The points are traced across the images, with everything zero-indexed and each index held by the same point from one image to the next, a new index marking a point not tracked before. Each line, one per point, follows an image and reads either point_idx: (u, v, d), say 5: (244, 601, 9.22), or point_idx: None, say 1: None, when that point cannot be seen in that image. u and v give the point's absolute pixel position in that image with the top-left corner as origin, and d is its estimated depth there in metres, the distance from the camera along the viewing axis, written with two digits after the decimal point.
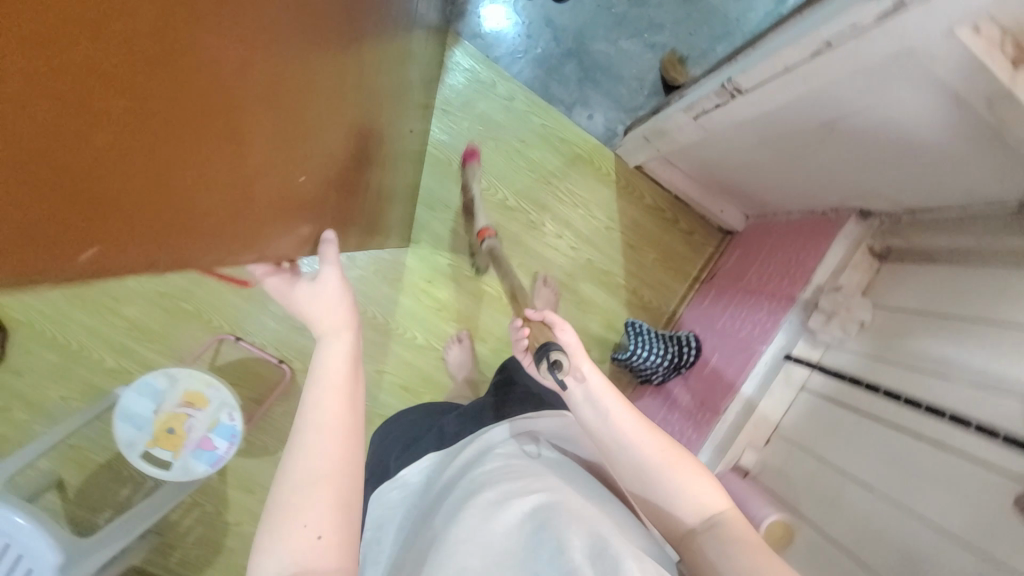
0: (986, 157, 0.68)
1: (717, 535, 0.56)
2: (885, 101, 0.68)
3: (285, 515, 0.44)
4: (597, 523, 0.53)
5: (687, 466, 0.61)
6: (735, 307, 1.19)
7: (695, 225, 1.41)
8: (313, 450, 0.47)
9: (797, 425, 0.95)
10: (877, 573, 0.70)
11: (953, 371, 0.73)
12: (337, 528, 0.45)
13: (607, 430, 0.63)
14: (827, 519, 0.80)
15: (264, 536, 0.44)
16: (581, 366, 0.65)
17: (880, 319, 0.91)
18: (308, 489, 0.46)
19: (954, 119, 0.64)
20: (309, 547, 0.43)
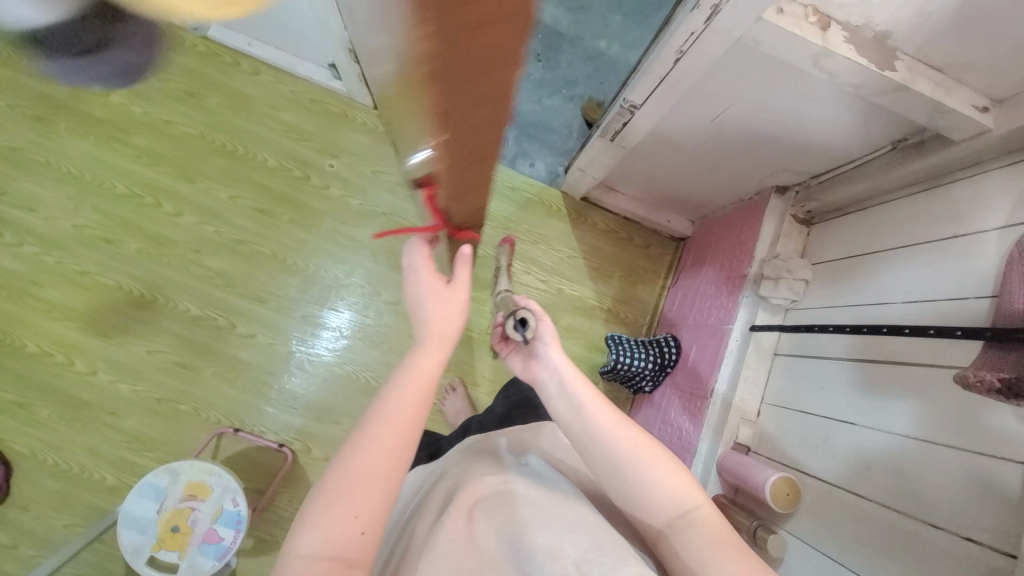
0: (851, 107, 0.78)
1: (688, 531, 0.59)
2: (746, 83, 0.80)
3: (329, 508, 0.46)
4: (575, 525, 0.57)
5: (662, 461, 0.62)
6: (700, 299, 1.24)
7: (649, 240, 1.49)
8: (369, 446, 0.49)
9: (777, 388, 0.97)
10: (876, 502, 0.70)
11: (890, 296, 0.79)
12: (376, 528, 0.47)
13: (582, 425, 0.64)
14: (824, 466, 0.80)
15: (307, 517, 0.46)
16: (552, 356, 0.70)
17: (820, 273, 0.97)
18: (355, 485, 0.47)
19: (805, 81, 0.74)
20: (351, 539, 0.45)
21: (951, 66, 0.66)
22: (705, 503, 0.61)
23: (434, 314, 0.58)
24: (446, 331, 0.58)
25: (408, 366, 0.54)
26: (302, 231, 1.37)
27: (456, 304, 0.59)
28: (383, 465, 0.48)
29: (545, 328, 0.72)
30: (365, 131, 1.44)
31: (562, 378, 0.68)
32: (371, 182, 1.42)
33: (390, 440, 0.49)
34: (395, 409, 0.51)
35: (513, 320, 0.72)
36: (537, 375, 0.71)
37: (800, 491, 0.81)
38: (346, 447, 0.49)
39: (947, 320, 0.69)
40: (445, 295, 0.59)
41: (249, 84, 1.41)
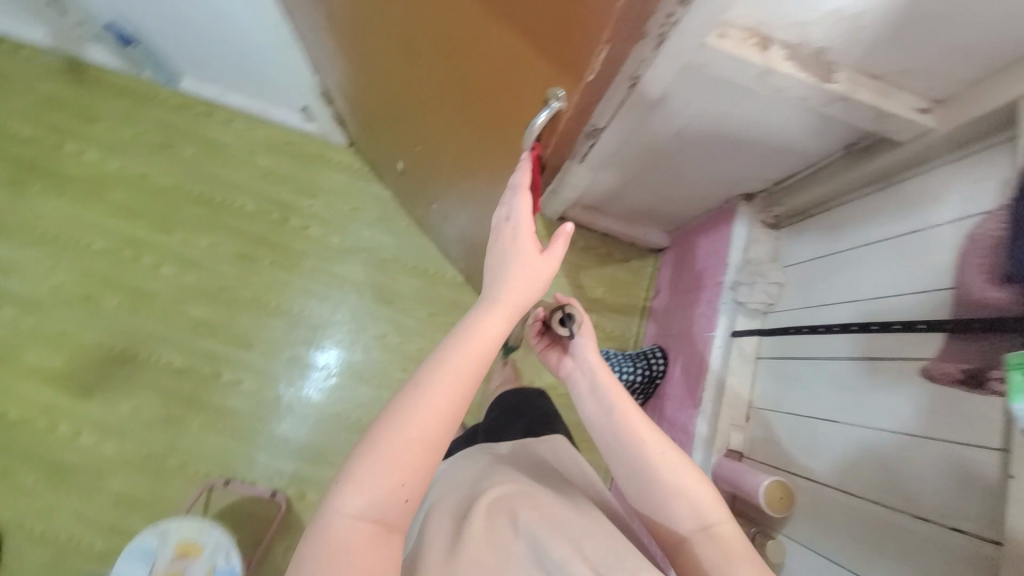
0: (802, 118, 0.81)
1: (708, 540, 0.59)
2: (702, 101, 0.83)
3: (375, 470, 0.46)
4: (595, 532, 0.59)
5: (688, 474, 0.63)
6: (682, 308, 1.27)
7: (629, 255, 1.52)
8: (423, 411, 0.48)
9: (764, 391, 0.98)
10: (866, 499, 0.71)
11: (858, 292, 0.82)
12: (417, 497, 0.48)
13: (610, 424, 0.67)
14: (815, 468, 0.80)
15: (351, 473, 0.47)
16: (587, 357, 0.73)
17: (793, 275, 1.00)
18: (404, 450, 0.47)
19: (755, 95, 0.78)
20: (394, 504, 0.46)
21: (889, 74, 0.69)
22: (728, 520, 0.61)
23: (512, 279, 0.56)
24: (518, 302, 0.55)
25: (470, 334, 0.52)
26: (284, 274, 1.37)
27: (539, 276, 0.56)
28: (433, 431, 0.48)
29: (586, 334, 0.74)
30: (341, 169, 1.45)
31: (594, 377, 0.71)
32: (351, 220, 1.43)
33: (444, 407, 0.49)
34: (447, 382, 0.50)
35: (559, 314, 0.75)
36: (570, 372, 0.75)
37: (794, 494, 0.82)
38: (392, 410, 0.49)
39: (914, 316, 0.71)
40: (533, 262, 0.56)
41: (222, 132, 1.42)
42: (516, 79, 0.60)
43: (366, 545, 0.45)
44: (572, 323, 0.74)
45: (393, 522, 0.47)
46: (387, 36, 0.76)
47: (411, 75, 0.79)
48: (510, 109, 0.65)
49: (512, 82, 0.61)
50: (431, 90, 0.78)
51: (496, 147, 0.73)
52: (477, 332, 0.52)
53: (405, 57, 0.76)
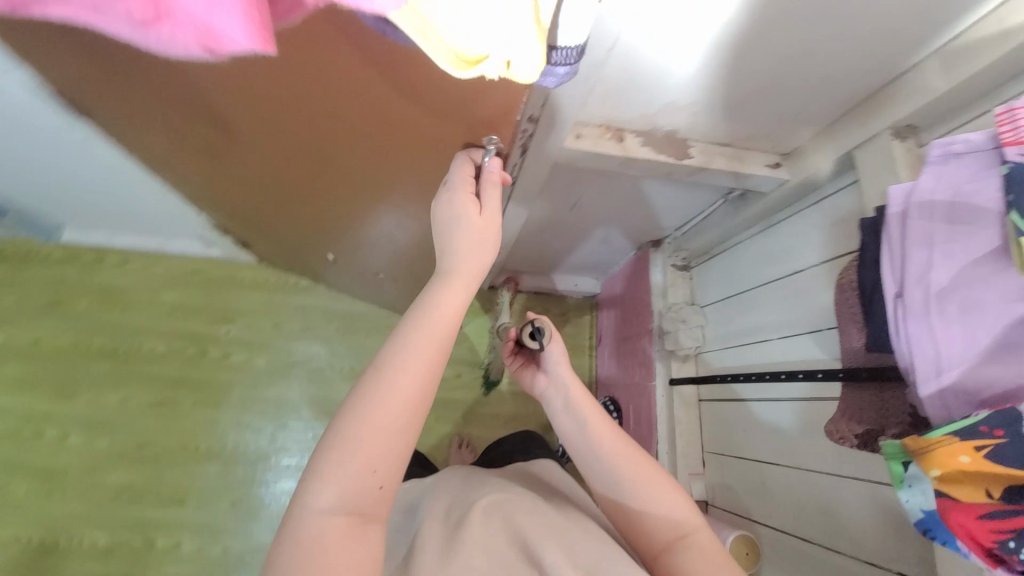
0: (679, 183, 0.86)
1: (690, 552, 0.55)
2: (583, 179, 0.87)
3: (346, 460, 0.41)
4: (580, 542, 0.56)
5: (661, 482, 0.60)
6: (623, 357, 1.28)
7: (565, 307, 1.52)
8: (389, 392, 0.43)
9: (711, 435, 0.99)
10: (821, 546, 0.72)
11: (767, 332, 0.85)
12: (393, 485, 0.43)
13: (584, 439, 0.64)
14: (770, 514, 0.82)
15: (316, 467, 0.41)
16: (561, 373, 0.69)
17: (710, 315, 1.04)
18: (374, 436, 0.42)
19: (628, 174, 0.82)
20: (370, 496, 0.42)
21: (739, 141, 0.74)
22: (704, 526, 0.58)
23: (466, 246, 0.50)
24: (473, 269, 0.50)
25: (429, 306, 0.47)
26: (211, 412, 1.28)
27: (488, 245, 0.51)
28: (405, 418, 0.43)
29: (556, 350, 0.70)
30: (255, 287, 1.38)
31: (567, 393, 0.67)
32: (275, 338, 1.36)
33: (413, 388, 0.44)
34: (415, 357, 0.44)
35: (530, 329, 0.71)
36: (544, 391, 0.71)
37: (758, 545, 0.82)
38: (356, 394, 0.43)
39: (824, 362, 0.73)
40: (478, 225, 0.50)
41: (118, 276, 1.32)
42: (408, 122, 0.57)
43: (343, 541, 0.40)
44: (542, 337, 0.70)
45: (371, 513, 0.43)
46: (263, 145, 0.66)
47: (305, 165, 0.71)
48: (440, 142, 0.62)
49: (430, 124, 0.58)
50: (320, 170, 0.71)
51: (395, 173, 0.70)
52: (436, 304, 0.47)
53: (292, 155, 0.67)
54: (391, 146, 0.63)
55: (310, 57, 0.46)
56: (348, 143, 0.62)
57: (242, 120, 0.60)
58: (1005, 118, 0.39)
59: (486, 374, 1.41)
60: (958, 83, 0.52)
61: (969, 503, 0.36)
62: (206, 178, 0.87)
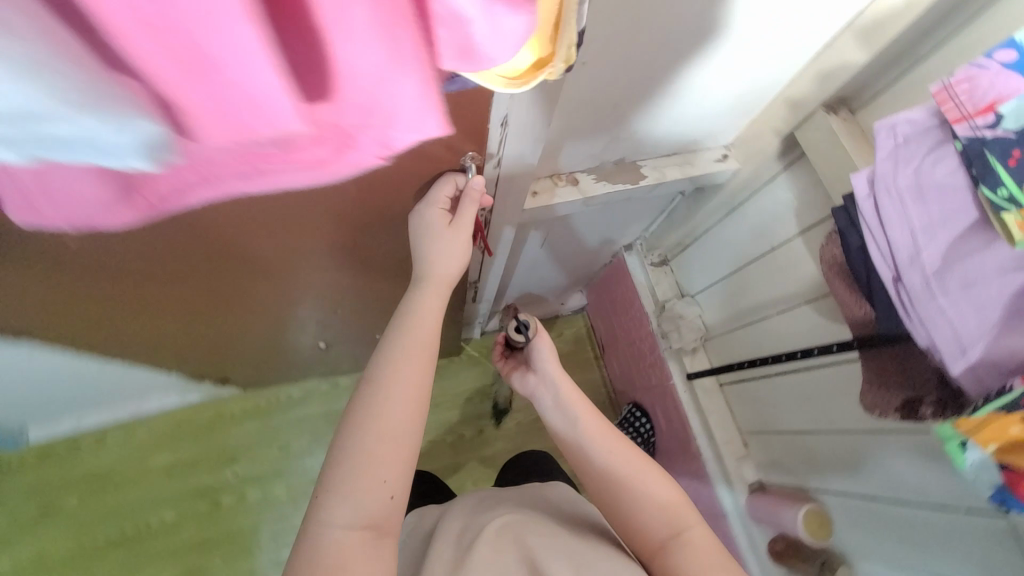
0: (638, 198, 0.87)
1: (686, 546, 0.54)
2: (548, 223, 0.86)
3: (353, 471, 0.47)
4: (593, 564, 0.53)
5: (653, 475, 0.59)
6: (631, 362, 1.28)
7: (560, 328, 1.50)
8: (382, 407, 0.50)
9: (744, 415, 1.00)
10: (888, 500, 0.73)
11: (766, 309, 0.87)
12: (402, 491, 0.49)
13: (577, 438, 0.63)
14: (827, 479, 0.83)
15: (328, 481, 0.48)
16: (548, 370, 0.69)
17: (704, 302, 1.05)
18: (376, 445, 0.48)
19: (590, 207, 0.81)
20: (383, 506, 0.47)
21: (683, 148, 0.75)
22: (698, 523, 0.56)
23: (439, 258, 0.57)
24: (446, 276, 0.58)
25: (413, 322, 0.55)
26: (244, 562, 1.21)
27: (458, 248, 0.57)
28: (403, 429, 0.50)
29: (543, 344, 0.69)
30: (248, 417, 1.31)
31: (557, 390, 0.67)
32: (286, 462, 1.30)
33: (404, 400, 0.51)
34: (400, 371, 0.52)
35: (516, 323, 0.71)
36: (534, 389, 0.70)
37: (827, 514, 0.84)
38: (353, 412, 0.50)
39: (832, 329, 0.74)
40: (450, 239, 0.57)
41: (101, 457, 1.22)
42: (356, 215, 0.57)
43: (361, 553, 0.46)
44: (527, 331, 0.70)
45: (385, 524, 0.48)
46: (241, 281, 0.65)
47: (265, 286, 0.70)
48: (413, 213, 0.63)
49: (397, 199, 0.57)
50: (270, 285, 0.70)
51: (357, 254, 0.70)
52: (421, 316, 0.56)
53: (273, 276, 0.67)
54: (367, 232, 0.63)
55: (289, 201, 0.46)
56: (301, 250, 0.61)
57: (219, 266, 0.59)
58: (943, 94, 0.41)
59: (495, 404, 1.40)
60: (876, 53, 0.54)
61: None
62: (184, 341, 0.83)
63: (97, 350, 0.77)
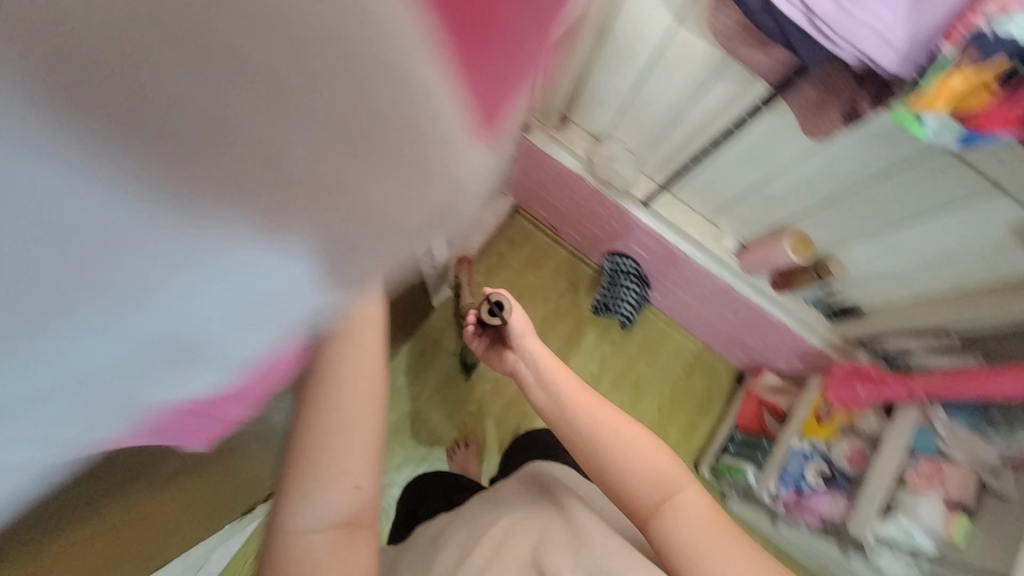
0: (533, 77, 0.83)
1: (677, 516, 0.54)
2: None
3: (309, 476, 0.44)
4: (608, 566, 0.53)
5: (644, 440, 0.59)
6: (586, 223, 1.32)
7: (509, 236, 1.49)
8: (334, 404, 0.42)
9: (702, 201, 1.11)
10: (849, 187, 0.87)
11: (683, 107, 0.91)
12: (370, 482, 0.46)
13: (567, 405, 0.61)
14: (793, 204, 0.97)
15: (286, 494, 0.44)
16: (526, 346, 0.69)
17: (622, 134, 1.08)
18: (327, 441, 0.43)
19: None
20: (349, 494, 0.45)
21: None
22: (690, 483, 0.56)
23: None
24: None
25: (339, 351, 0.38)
26: None
27: None
28: (366, 412, 0.43)
29: (519, 322, 0.70)
30: None
31: (537, 364, 0.67)
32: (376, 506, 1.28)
33: (361, 389, 0.42)
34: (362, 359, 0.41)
35: (490, 303, 0.71)
36: (513, 366, 0.70)
37: (803, 233, 1.01)
38: (303, 417, 0.43)
39: (751, 87, 0.80)
40: None
41: None
42: None
43: (332, 552, 0.45)
44: (503, 311, 0.70)
45: (360, 513, 0.46)
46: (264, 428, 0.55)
47: None
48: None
49: None
50: None
51: None
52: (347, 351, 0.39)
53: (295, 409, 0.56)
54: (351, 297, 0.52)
55: None
56: None
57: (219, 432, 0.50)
58: None
59: (461, 359, 1.37)
60: None
61: (987, 108, 0.49)
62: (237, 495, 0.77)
63: (180, 547, 0.72)
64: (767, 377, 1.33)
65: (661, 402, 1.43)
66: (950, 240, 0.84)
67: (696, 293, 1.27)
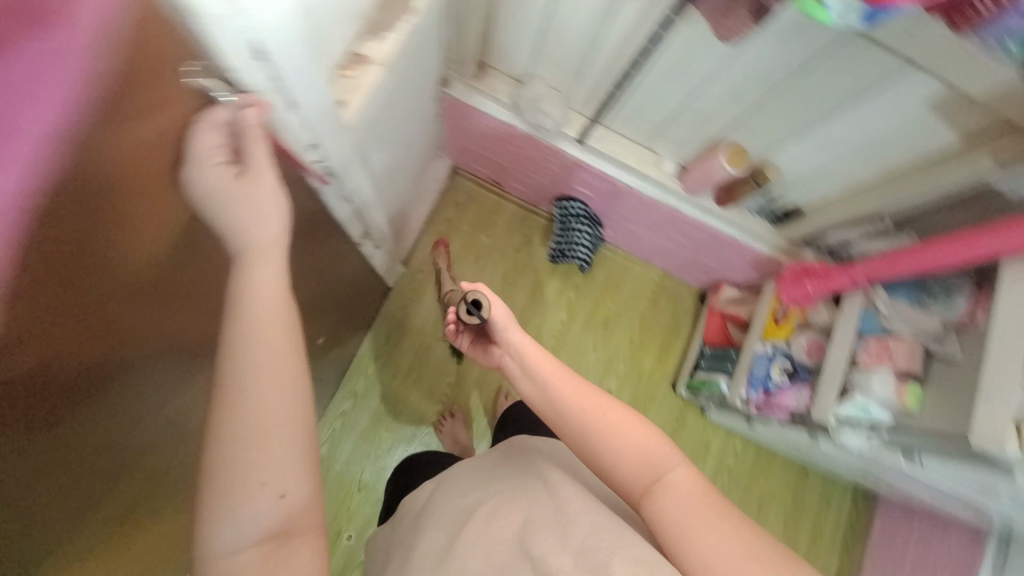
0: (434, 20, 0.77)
1: (670, 499, 0.51)
2: (388, 122, 0.77)
3: (224, 494, 0.40)
4: (598, 548, 0.50)
5: (633, 423, 0.55)
6: (527, 172, 1.28)
7: (453, 199, 1.45)
8: (245, 401, 0.41)
9: (632, 129, 1.10)
10: (772, 88, 0.86)
11: (598, 28, 0.87)
12: (296, 486, 0.42)
13: (557, 397, 0.57)
14: (722, 116, 0.96)
15: (204, 520, 0.40)
16: (510, 341, 0.65)
17: (544, 70, 1.03)
18: (241, 448, 0.40)
19: (406, 74, 0.72)
20: (270, 504, 0.41)
21: None
22: (681, 463, 0.54)
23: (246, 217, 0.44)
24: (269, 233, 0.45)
25: (243, 286, 0.43)
26: None
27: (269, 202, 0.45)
28: (279, 409, 0.41)
29: (500, 318, 0.65)
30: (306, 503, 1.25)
31: (522, 357, 0.63)
32: (374, 490, 1.28)
33: (271, 381, 0.41)
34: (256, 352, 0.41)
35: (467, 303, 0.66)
36: (500, 361, 0.67)
37: (737, 144, 1.00)
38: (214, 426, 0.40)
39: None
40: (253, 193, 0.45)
41: None
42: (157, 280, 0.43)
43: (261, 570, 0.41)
44: (481, 310, 0.66)
45: (290, 521, 0.42)
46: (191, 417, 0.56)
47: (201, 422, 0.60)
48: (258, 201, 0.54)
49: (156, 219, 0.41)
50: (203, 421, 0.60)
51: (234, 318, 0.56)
52: (251, 289, 0.43)
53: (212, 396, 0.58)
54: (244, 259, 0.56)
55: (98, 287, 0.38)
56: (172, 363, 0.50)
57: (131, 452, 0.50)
58: None
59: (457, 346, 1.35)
60: None
61: None
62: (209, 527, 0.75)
63: None
64: (727, 291, 1.38)
65: (631, 334, 1.46)
66: (873, 125, 0.85)
67: (645, 222, 1.28)
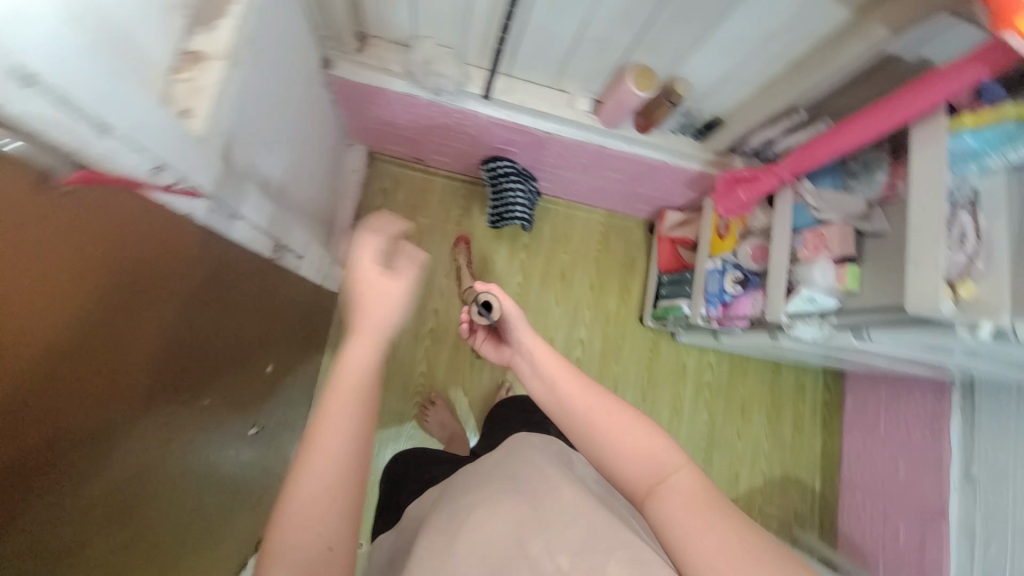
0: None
1: (669, 502, 0.45)
2: (259, 121, 0.70)
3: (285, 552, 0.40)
4: (595, 550, 0.51)
5: (629, 421, 0.51)
6: (444, 142, 1.22)
7: (379, 187, 1.38)
8: (317, 459, 0.42)
9: (536, 72, 1.04)
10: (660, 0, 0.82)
11: None
12: (345, 539, 0.42)
13: (554, 390, 0.55)
14: (620, 39, 0.91)
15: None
16: (522, 338, 0.61)
17: (427, 28, 0.95)
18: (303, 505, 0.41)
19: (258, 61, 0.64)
20: (319, 557, 0.41)
21: None
22: (684, 465, 0.48)
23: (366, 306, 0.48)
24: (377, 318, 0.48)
25: (339, 363, 0.45)
26: None
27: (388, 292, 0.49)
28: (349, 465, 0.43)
29: (511, 316, 0.62)
30: None
31: (532, 354, 0.59)
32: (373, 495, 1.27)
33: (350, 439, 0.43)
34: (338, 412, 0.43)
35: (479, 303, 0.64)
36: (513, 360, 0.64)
37: (641, 65, 0.97)
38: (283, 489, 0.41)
39: None
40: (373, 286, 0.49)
41: None
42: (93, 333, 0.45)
43: None
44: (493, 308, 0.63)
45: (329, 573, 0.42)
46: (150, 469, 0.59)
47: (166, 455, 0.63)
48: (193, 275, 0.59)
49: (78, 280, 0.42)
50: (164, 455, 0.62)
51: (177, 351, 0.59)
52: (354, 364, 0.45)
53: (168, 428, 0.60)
54: (182, 331, 0.60)
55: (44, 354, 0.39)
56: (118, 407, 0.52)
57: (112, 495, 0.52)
58: None
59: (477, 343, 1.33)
60: None
61: None
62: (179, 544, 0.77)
63: None
64: (670, 217, 1.38)
65: (590, 281, 1.45)
66: (767, 17, 0.83)
67: (575, 166, 1.24)
